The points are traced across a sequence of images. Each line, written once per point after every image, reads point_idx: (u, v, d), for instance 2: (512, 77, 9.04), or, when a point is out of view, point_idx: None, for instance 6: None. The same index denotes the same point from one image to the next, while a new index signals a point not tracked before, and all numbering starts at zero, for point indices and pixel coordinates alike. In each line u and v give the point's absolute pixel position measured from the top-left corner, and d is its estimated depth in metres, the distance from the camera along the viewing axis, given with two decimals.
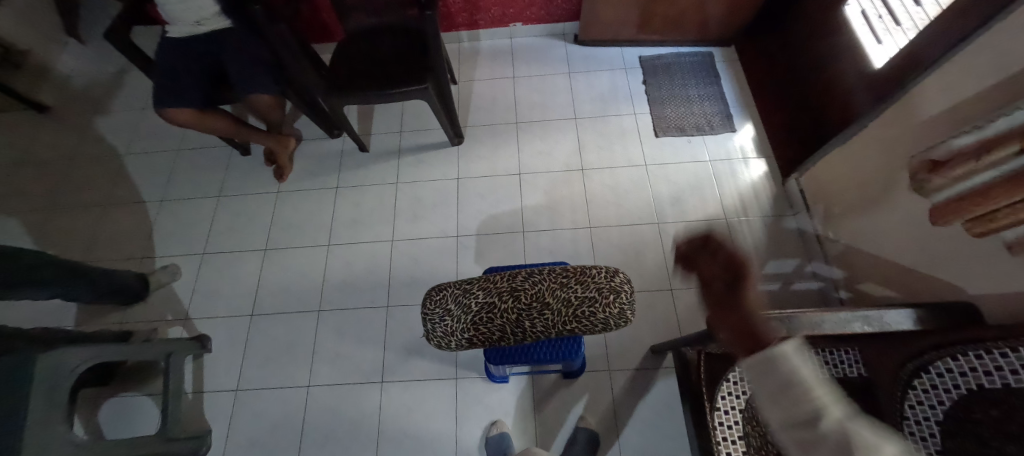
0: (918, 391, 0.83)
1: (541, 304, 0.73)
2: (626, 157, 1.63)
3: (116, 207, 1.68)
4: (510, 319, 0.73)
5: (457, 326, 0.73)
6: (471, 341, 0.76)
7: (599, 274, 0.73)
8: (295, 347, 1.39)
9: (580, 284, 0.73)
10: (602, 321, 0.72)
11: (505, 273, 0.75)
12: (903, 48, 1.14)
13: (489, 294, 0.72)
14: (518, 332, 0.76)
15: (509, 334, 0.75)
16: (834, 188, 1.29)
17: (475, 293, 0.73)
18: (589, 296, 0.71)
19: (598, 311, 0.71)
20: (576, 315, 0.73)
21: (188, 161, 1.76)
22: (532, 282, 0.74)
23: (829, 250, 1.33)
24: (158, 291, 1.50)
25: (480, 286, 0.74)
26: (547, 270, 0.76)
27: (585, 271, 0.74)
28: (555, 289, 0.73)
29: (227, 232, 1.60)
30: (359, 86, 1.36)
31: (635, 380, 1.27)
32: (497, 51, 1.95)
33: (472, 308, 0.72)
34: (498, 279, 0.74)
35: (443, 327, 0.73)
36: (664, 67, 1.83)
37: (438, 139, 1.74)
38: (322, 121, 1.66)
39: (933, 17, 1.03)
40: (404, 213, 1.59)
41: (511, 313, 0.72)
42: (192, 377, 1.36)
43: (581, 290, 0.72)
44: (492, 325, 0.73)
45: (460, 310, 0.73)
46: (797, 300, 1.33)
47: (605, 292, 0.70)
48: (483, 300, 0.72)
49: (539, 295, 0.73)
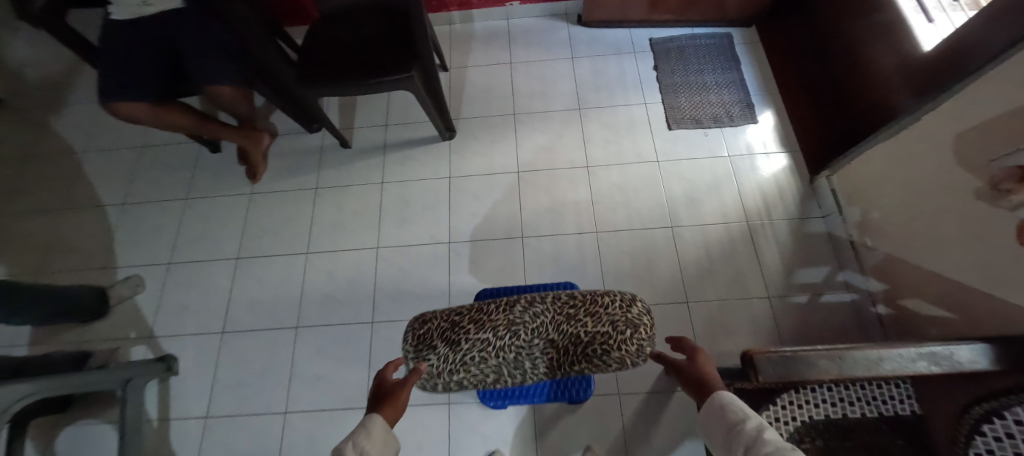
0: (986, 438, 0.69)
1: (545, 340, 0.73)
2: (635, 152, 1.47)
3: (74, 211, 1.53)
4: (509, 357, 0.72)
5: (448, 366, 0.72)
6: (464, 382, 0.75)
7: (613, 304, 0.72)
8: (271, 368, 1.25)
9: (591, 317, 0.72)
10: (617, 360, 0.71)
11: (502, 304, 0.73)
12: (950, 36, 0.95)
13: (486, 328, 0.71)
14: (519, 372, 0.75)
15: (504, 373, 0.74)
16: (875, 189, 1.14)
17: (469, 328, 0.72)
18: (601, 331, 0.71)
19: (611, 347, 0.71)
20: (585, 352, 0.72)
21: (153, 159, 1.60)
22: (533, 315, 0.72)
23: (865, 258, 1.19)
24: (120, 306, 1.37)
25: (473, 319, 0.73)
26: (550, 298, 0.74)
27: (594, 301, 0.73)
28: (560, 322, 0.72)
29: (196, 239, 1.45)
30: (336, 75, 1.18)
31: (646, 405, 1.14)
32: (493, 34, 1.77)
33: (464, 344, 0.72)
34: (494, 312, 0.72)
35: (430, 367, 0.73)
36: (678, 50, 1.65)
37: (428, 133, 1.57)
38: (298, 114, 1.49)
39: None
40: (390, 217, 1.43)
41: (511, 350, 0.72)
42: (157, 403, 1.23)
43: (591, 325, 0.71)
44: (488, 363, 0.72)
45: (450, 345, 0.72)
46: (827, 315, 1.19)
47: (618, 326, 0.70)
48: (478, 337, 0.71)
49: (541, 329, 0.73)
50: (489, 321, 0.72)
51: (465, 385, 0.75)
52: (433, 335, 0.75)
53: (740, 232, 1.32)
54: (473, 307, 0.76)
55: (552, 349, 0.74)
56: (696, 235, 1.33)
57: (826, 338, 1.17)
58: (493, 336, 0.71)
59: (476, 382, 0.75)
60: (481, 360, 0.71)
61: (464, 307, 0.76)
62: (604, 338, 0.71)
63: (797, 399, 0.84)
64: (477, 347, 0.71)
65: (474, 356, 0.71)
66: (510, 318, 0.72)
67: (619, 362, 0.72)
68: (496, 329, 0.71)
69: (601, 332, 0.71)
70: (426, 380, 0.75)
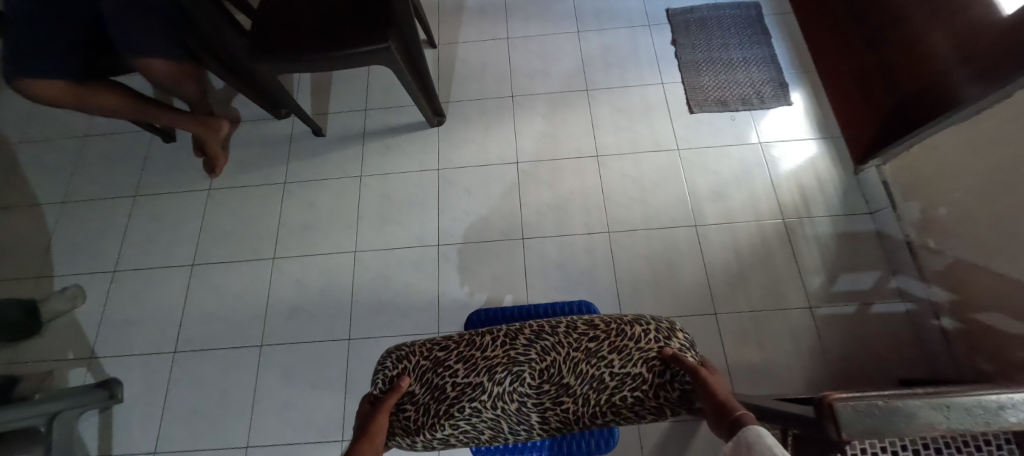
0: None
1: (556, 385, 0.54)
2: (652, 139, 1.28)
3: (5, 211, 1.32)
4: (510, 408, 0.53)
5: (428, 422, 0.53)
6: (448, 442, 0.55)
7: (645, 337, 0.55)
8: (231, 395, 1.08)
9: (618, 353, 0.55)
10: (656, 409, 0.54)
11: (501, 336, 0.57)
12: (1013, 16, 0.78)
13: (479, 369, 0.54)
14: (523, 428, 0.55)
15: (505, 429, 0.55)
16: (944, 182, 0.96)
17: (457, 369, 0.55)
18: (632, 374, 0.53)
19: (644, 395, 0.53)
20: (611, 401, 0.54)
21: (98, 151, 1.39)
22: (540, 351, 0.55)
23: (925, 263, 1.02)
24: (56, 321, 1.17)
25: (462, 357, 0.56)
26: (561, 329, 0.57)
27: (620, 331, 0.56)
28: (576, 360, 0.54)
29: (146, 242, 1.26)
30: (297, 47, 0.99)
31: (670, 435, 0.97)
32: (487, 5, 1.55)
33: (451, 391, 0.54)
34: (491, 347, 0.56)
35: (404, 421, 0.55)
36: (698, 22, 1.45)
37: (413, 119, 1.38)
38: (259, 97, 1.28)
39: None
40: (371, 216, 1.25)
41: (512, 398, 0.53)
42: (96, 436, 1.05)
43: (619, 363, 0.54)
44: (482, 418, 0.53)
45: (432, 392, 0.55)
46: (878, 328, 1.03)
47: (654, 365, 0.54)
48: (468, 379, 0.53)
49: (552, 370, 0.54)
50: (484, 359, 0.55)
51: (449, 445, 0.56)
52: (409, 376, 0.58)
53: (775, 231, 1.14)
54: (462, 340, 0.59)
55: (567, 398, 0.54)
56: (724, 235, 1.15)
57: (877, 355, 1.01)
58: (488, 380, 0.53)
59: (465, 441, 0.56)
60: (472, 414, 0.53)
61: (451, 340, 0.60)
62: (636, 382, 0.53)
63: None
64: (467, 395, 0.53)
65: (463, 407, 0.52)
66: (511, 355, 0.55)
67: (655, 413, 0.54)
68: (493, 370, 0.53)
69: (633, 373, 0.53)
70: (398, 438, 0.56)
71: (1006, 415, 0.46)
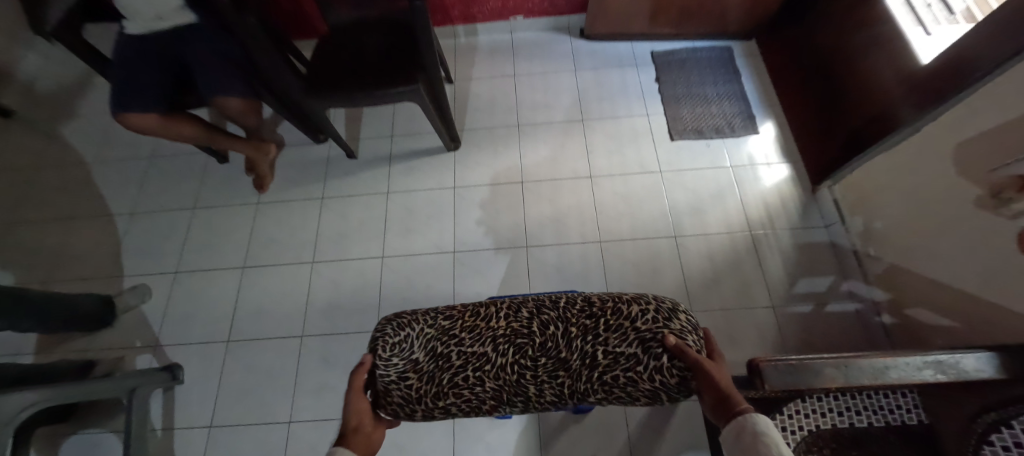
0: (995, 447, 0.70)
1: (553, 359, 0.69)
2: (638, 162, 1.49)
3: (81, 220, 1.54)
4: (510, 378, 0.68)
5: (430, 390, 0.67)
6: (450, 412, 0.68)
7: (643, 318, 0.68)
8: (276, 378, 1.25)
9: (614, 333, 0.68)
10: (640, 391, 0.65)
11: (504, 314, 0.72)
12: (938, 57, 0.94)
13: (486, 341, 0.70)
14: (520, 401, 0.68)
15: (505, 401, 0.68)
16: (879, 198, 1.15)
17: (463, 340, 0.70)
18: (628, 352, 0.66)
19: (638, 375, 0.65)
20: (603, 378, 0.66)
21: (162, 169, 1.62)
22: (540, 330, 0.71)
23: (869, 268, 1.20)
24: (126, 314, 1.37)
25: (465, 327, 0.72)
26: (558, 311, 0.72)
27: (618, 310, 0.70)
28: (575, 336, 0.69)
29: (203, 248, 1.46)
30: (343, 87, 1.21)
31: (653, 414, 1.14)
32: (497, 47, 1.80)
33: (457, 361, 0.69)
34: (496, 321, 0.71)
35: (405, 390, 0.67)
36: (679, 62, 1.68)
37: (432, 144, 1.60)
38: (303, 125, 1.51)
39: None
40: (395, 227, 1.45)
41: (511, 370, 0.68)
42: (161, 412, 1.23)
43: (615, 344, 0.67)
44: (483, 387, 0.68)
45: (438, 362, 0.69)
46: (831, 324, 1.19)
47: (653, 348, 0.64)
48: (472, 346, 0.69)
49: (550, 343, 0.70)
50: (488, 333, 0.71)
51: (451, 414, 0.69)
52: (410, 344, 0.70)
53: (743, 241, 1.33)
54: (466, 311, 0.74)
55: (563, 374, 0.68)
56: (700, 244, 1.34)
57: (830, 348, 1.17)
58: (491, 351, 0.69)
59: (466, 410, 0.68)
60: (475, 383, 0.67)
61: (455, 310, 0.74)
62: (631, 362, 0.65)
63: (803, 409, 0.84)
64: (472, 364, 0.68)
65: (466, 377, 0.68)
66: (512, 328, 0.71)
67: (649, 396, 0.65)
68: (497, 341, 0.70)
69: (624, 353, 0.66)
70: (399, 406, 0.68)
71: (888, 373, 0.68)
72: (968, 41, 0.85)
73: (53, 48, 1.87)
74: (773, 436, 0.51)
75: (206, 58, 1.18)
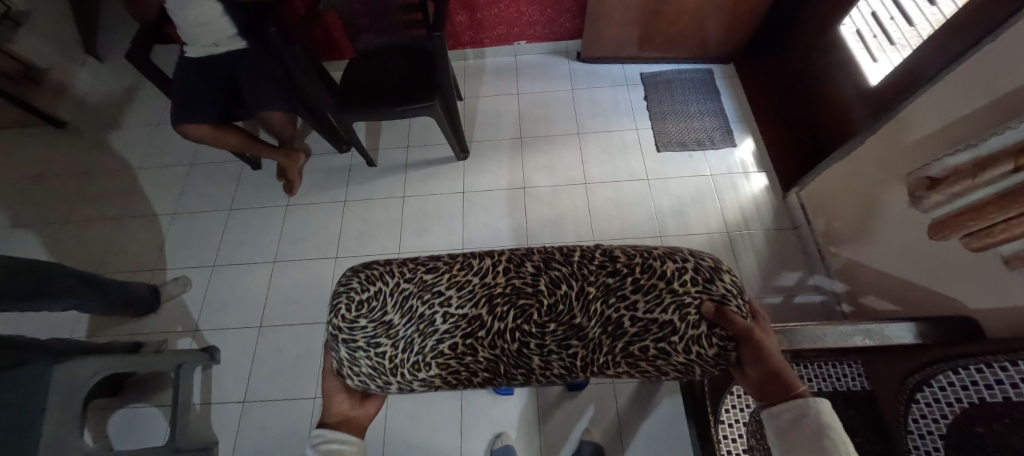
0: (921, 404, 0.78)
1: (566, 326, 0.66)
2: (628, 171, 1.66)
3: (129, 220, 1.72)
4: (512, 349, 0.66)
5: (409, 359, 0.65)
6: (429, 384, 0.67)
7: (683, 278, 0.63)
8: (303, 359, 1.40)
9: (642, 296, 0.64)
10: (667, 364, 0.62)
11: (502, 273, 0.68)
12: (893, 70, 1.18)
13: (480, 301, 0.66)
14: (520, 372, 0.67)
15: (500, 370, 0.67)
16: (834, 201, 1.31)
17: (451, 302, 0.66)
18: (664, 319, 0.62)
19: (672, 348, 0.61)
20: (629, 349, 0.63)
21: (201, 175, 1.81)
22: (550, 292, 0.67)
23: (830, 263, 1.35)
24: (169, 303, 1.53)
25: (451, 284, 0.68)
26: (568, 271, 0.68)
27: (651, 268, 0.65)
28: (594, 297, 0.67)
29: (237, 245, 1.64)
30: (369, 103, 1.40)
31: (639, 392, 1.27)
32: (502, 68, 2.01)
33: (442, 326, 0.66)
34: (494, 277, 0.68)
35: (375, 358, 0.65)
36: (665, 83, 1.88)
37: (444, 154, 1.78)
38: (330, 135, 1.70)
39: (948, 16, 0.98)
40: (410, 227, 1.62)
41: (512, 337, 0.65)
42: (200, 389, 1.38)
43: (644, 309, 0.63)
44: (476, 357, 0.66)
45: (415, 325, 0.66)
46: (799, 314, 1.34)
47: (691, 316, 0.60)
48: (465, 309, 0.66)
49: (561, 307, 0.66)
50: (484, 293, 0.67)
51: (438, 385, 0.68)
52: (383, 303, 0.67)
53: (721, 241, 1.49)
54: (452, 265, 0.70)
55: (576, 344, 0.66)
56: (682, 243, 1.50)
57: None
58: (484, 313, 0.66)
59: (454, 382, 0.68)
60: (465, 353, 0.66)
61: (439, 263, 0.70)
62: (666, 331, 0.61)
63: None
64: (464, 329, 0.66)
65: (453, 345, 0.65)
66: (514, 289, 0.67)
67: (682, 371, 0.62)
68: (495, 299, 0.66)
69: (651, 323, 0.62)
70: (372, 379, 0.66)
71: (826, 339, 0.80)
72: (916, 57, 1.09)
73: (104, 68, 2.09)
74: (836, 429, 0.51)
75: (253, 78, 1.38)
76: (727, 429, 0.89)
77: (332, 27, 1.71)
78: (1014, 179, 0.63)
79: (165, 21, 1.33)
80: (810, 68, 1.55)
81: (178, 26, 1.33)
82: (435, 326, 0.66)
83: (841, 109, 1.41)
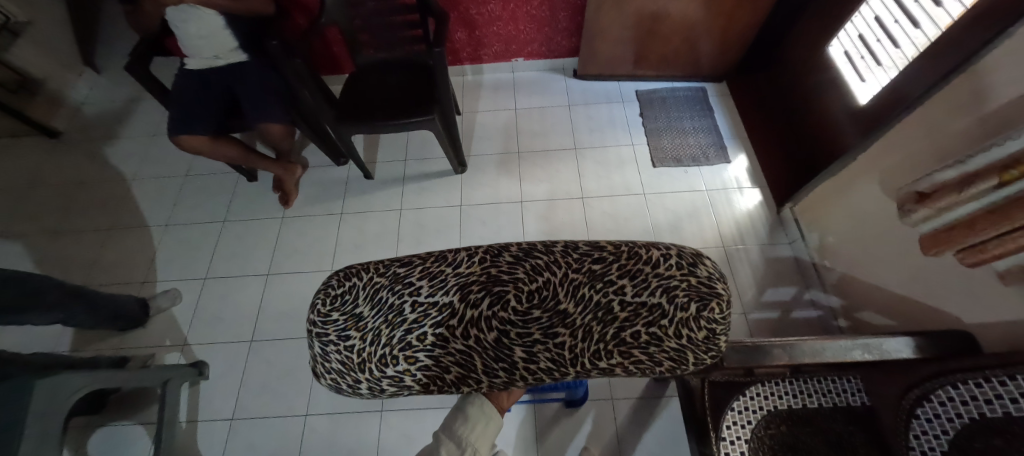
0: (921, 420, 0.77)
1: (554, 314, 0.59)
2: (625, 185, 1.68)
3: (120, 231, 1.69)
4: (490, 341, 0.58)
5: (375, 353, 0.60)
6: (401, 383, 0.61)
7: (666, 262, 0.59)
8: (295, 373, 1.38)
9: (631, 281, 0.59)
10: (659, 352, 0.57)
11: (476, 259, 0.63)
12: (882, 89, 1.20)
13: (452, 289, 0.61)
14: (501, 368, 0.59)
15: (474, 367, 0.59)
16: (828, 215, 1.33)
17: (418, 290, 0.61)
18: (653, 302, 0.57)
19: (664, 332, 0.56)
20: (621, 336, 0.57)
21: (196, 187, 1.80)
22: (532, 278, 0.61)
23: (826, 278, 1.37)
24: (157, 317, 1.49)
25: (422, 274, 0.63)
26: (552, 258, 0.63)
27: (636, 254, 0.61)
28: (581, 283, 0.60)
29: (230, 257, 1.61)
30: (369, 116, 1.40)
31: (638, 409, 1.25)
32: (501, 84, 2.04)
33: (409, 315, 0.60)
34: (466, 265, 0.62)
35: (345, 355, 0.61)
36: (660, 100, 1.92)
37: (442, 167, 1.79)
38: (327, 148, 1.71)
39: (932, 39, 1.02)
40: (406, 240, 1.61)
41: (488, 326, 0.58)
42: (187, 405, 1.33)
43: (632, 292, 0.58)
44: (447, 350, 0.59)
45: (382, 316, 0.61)
46: (797, 328, 1.35)
47: (679, 298, 0.56)
48: (437, 296, 0.60)
49: (546, 295, 0.60)
50: (460, 280, 0.61)
51: (409, 385, 0.61)
52: (354, 297, 0.64)
53: (718, 255, 1.50)
54: (427, 257, 0.66)
55: (565, 335, 0.59)
56: None
57: None
58: (456, 300, 0.60)
59: (430, 382, 0.61)
60: (434, 346, 0.59)
61: (415, 257, 0.66)
62: (655, 314, 0.56)
63: (763, 392, 0.94)
64: (432, 317, 0.59)
65: (423, 335, 0.59)
66: (490, 276, 0.61)
67: (675, 359, 0.57)
68: (469, 287, 0.60)
69: (642, 306, 0.57)
70: (342, 378, 0.62)
71: (824, 353, 0.78)
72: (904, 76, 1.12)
73: (101, 79, 2.09)
74: None
75: (252, 90, 1.39)
76: (729, 446, 0.88)
77: (332, 41, 1.74)
78: (1000, 195, 0.64)
79: (166, 34, 1.34)
80: (801, 87, 1.60)
81: (178, 39, 1.34)
82: (404, 314, 0.60)
83: (832, 127, 1.45)
